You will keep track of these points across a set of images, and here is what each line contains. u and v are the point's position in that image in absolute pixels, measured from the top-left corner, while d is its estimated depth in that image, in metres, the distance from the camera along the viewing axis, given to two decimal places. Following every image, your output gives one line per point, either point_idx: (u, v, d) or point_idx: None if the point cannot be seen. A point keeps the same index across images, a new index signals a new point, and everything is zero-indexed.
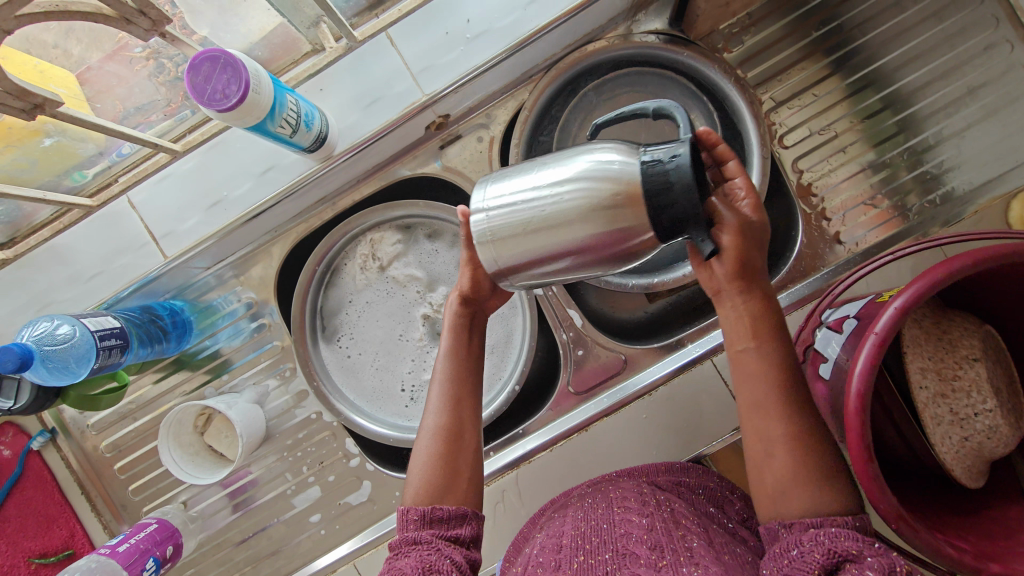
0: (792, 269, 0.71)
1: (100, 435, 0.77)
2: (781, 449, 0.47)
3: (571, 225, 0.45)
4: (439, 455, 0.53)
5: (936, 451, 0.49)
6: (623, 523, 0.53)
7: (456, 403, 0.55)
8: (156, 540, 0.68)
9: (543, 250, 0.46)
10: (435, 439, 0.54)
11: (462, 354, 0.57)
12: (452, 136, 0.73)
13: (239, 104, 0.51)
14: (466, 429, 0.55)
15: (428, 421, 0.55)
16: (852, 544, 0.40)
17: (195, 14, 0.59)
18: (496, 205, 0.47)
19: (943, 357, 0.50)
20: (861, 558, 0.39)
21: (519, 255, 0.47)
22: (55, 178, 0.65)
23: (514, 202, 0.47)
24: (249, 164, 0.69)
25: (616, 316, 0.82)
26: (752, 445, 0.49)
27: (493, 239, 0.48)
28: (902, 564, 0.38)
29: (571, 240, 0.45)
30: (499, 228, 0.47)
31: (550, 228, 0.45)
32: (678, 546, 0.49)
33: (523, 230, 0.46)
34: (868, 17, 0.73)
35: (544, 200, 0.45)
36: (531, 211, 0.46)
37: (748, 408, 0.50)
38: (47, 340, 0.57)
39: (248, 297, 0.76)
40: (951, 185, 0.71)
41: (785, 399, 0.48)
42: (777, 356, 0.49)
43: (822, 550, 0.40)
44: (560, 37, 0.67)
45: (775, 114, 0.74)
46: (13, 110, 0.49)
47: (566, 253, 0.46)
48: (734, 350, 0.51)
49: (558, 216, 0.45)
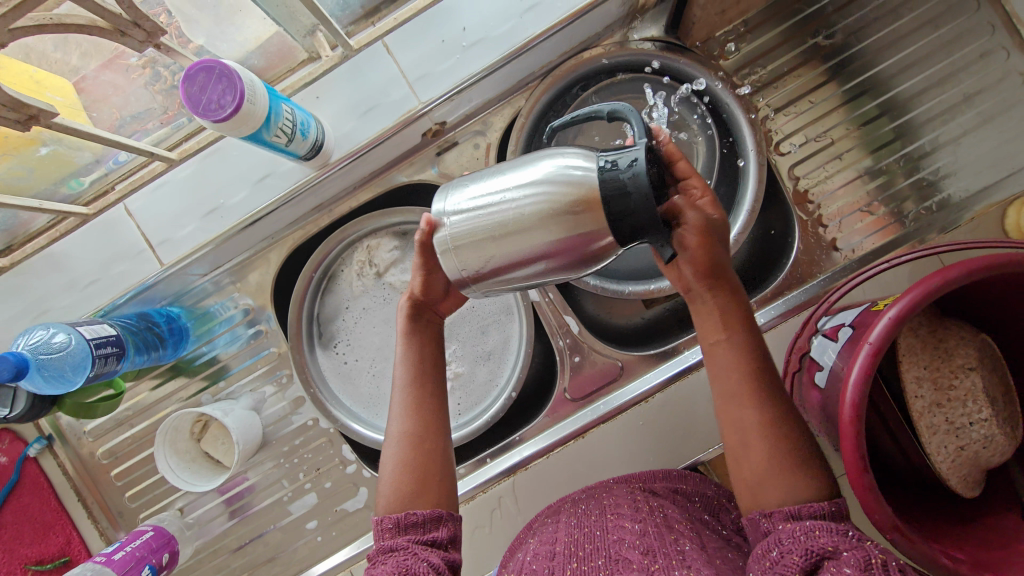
0: (789, 275, 0.71)
1: (97, 442, 0.77)
2: (755, 437, 0.49)
3: (533, 230, 0.45)
4: (409, 460, 0.53)
5: (932, 460, 0.49)
6: (616, 530, 0.53)
7: (419, 405, 0.55)
8: (152, 548, 0.68)
9: (506, 256, 0.47)
10: (402, 444, 0.54)
11: (424, 357, 0.57)
12: (449, 143, 0.73)
13: (234, 114, 0.51)
14: (433, 431, 0.55)
15: (393, 427, 0.55)
16: (828, 540, 0.41)
17: (191, 23, 0.58)
18: (457, 212, 0.47)
19: (939, 366, 0.50)
20: (837, 555, 0.40)
21: (482, 262, 0.48)
22: (51, 186, 0.65)
23: (475, 210, 0.47)
24: (246, 171, 0.69)
25: (614, 323, 0.82)
26: (729, 435, 0.51)
27: (455, 247, 0.48)
28: (876, 554, 0.39)
29: (533, 246, 0.45)
30: (459, 236, 0.47)
31: (511, 234, 0.46)
32: (670, 549, 0.49)
33: (485, 237, 0.46)
34: (864, 24, 0.73)
35: (504, 207, 0.46)
36: (493, 217, 0.46)
37: (723, 398, 0.52)
38: (43, 349, 0.57)
39: (246, 303, 0.77)
40: (948, 192, 0.71)
41: (758, 388, 0.51)
42: (748, 346, 0.52)
43: (801, 551, 0.41)
44: (556, 45, 0.67)
45: (772, 120, 0.74)
46: (8, 121, 0.49)
47: (529, 259, 0.46)
48: (707, 343, 0.54)
49: (519, 222, 0.45)
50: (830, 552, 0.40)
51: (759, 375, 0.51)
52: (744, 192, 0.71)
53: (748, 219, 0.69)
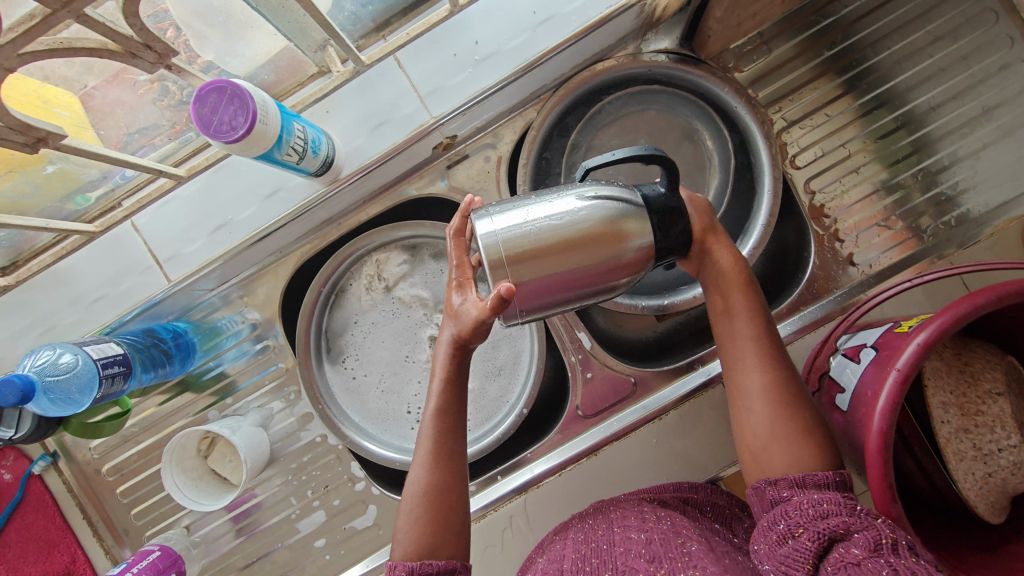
0: (804, 291, 0.70)
1: (103, 458, 0.76)
2: (760, 402, 0.50)
3: (588, 248, 0.47)
4: (426, 516, 0.51)
5: (960, 487, 0.47)
6: (623, 541, 0.52)
7: (444, 458, 0.52)
8: (159, 568, 0.67)
9: (561, 275, 0.48)
10: (424, 498, 0.51)
11: (448, 401, 0.53)
12: (459, 156, 0.72)
13: (246, 136, 0.50)
14: (452, 483, 0.52)
15: (413, 475, 0.53)
16: (840, 522, 0.40)
17: (200, 39, 0.57)
18: (509, 232, 0.47)
19: (966, 391, 0.50)
20: (848, 537, 0.39)
21: (537, 280, 0.47)
22: (56, 203, 0.64)
23: (528, 230, 0.47)
24: (254, 186, 0.69)
25: (626, 336, 0.81)
26: (736, 400, 0.52)
27: (511, 267, 0.47)
28: (888, 534, 0.37)
29: (586, 263, 0.47)
30: (519, 250, 0.47)
31: (567, 253, 0.47)
32: (676, 553, 0.48)
33: (541, 256, 0.47)
34: (881, 37, 0.73)
35: (559, 225, 0.47)
36: (548, 231, 0.47)
37: (730, 365, 0.53)
38: (49, 371, 0.56)
39: (253, 318, 0.76)
40: (966, 207, 0.70)
41: (769, 355, 0.51)
42: (755, 310, 0.53)
43: (812, 534, 0.40)
44: (571, 58, 0.66)
45: (787, 133, 0.73)
46: (14, 144, 0.48)
47: (581, 274, 0.48)
48: (713, 313, 0.55)
49: (581, 238, 0.47)
50: (840, 531, 0.39)
51: (776, 360, 0.51)
52: (758, 207, 0.70)
53: (762, 233, 0.68)
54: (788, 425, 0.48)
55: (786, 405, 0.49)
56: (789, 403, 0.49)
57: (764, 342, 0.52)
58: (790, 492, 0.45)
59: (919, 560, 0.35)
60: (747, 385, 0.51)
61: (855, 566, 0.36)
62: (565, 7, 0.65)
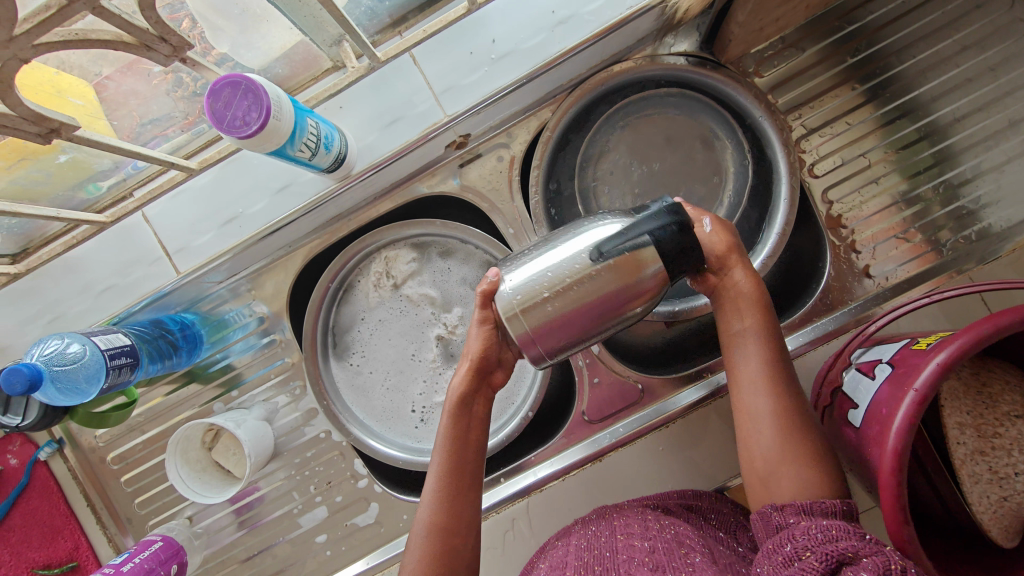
0: (817, 302, 0.69)
1: (108, 447, 0.76)
2: (769, 425, 0.49)
3: (590, 285, 0.47)
4: (430, 555, 0.50)
5: (972, 511, 0.47)
6: (626, 549, 0.51)
7: (455, 496, 0.52)
8: (161, 559, 0.66)
9: (571, 315, 0.48)
10: (429, 538, 0.51)
11: (457, 440, 0.54)
12: (472, 155, 0.71)
13: (259, 132, 0.49)
14: (462, 523, 0.52)
15: (421, 511, 0.53)
16: (848, 547, 0.38)
17: (216, 31, 0.56)
18: (517, 282, 0.49)
19: (983, 412, 0.49)
20: (857, 561, 0.37)
21: (547, 326, 0.48)
22: (68, 191, 0.64)
23: (534, 277, 0.48)
24: (265, 180, 0.69)
25: (632, 341, 0.79)
26: (742, 421, 0.52)
27: (522, 316, 0.48)
28: (897, 559, 0.36)
29: (592, 302, 0.47)
30: (524, 298, 0.48)
31: (571, 293, 0.47)
32: (679, 564, 0.47)
33: (546, 297, 0.48)
34: (907, 45, 0.71)
35: (559, 269, 0.47)
36: (549, 269, 0.48)
37: (737, 385, 0.52)
38: (57, 360, 0.56)
39: (261, 311, 0.75)
40: (987, 221, 0.69)
41: (779, 378, 0.50)
42: (769, 331, 0.52)
43: (820, 556, 0.39)
44: (589, 57, 0.65)
45: (806, 141, 0.72)
46: (28, 134, 0.48)
47: (594, 296, 0.47)
48: (725, 333, 0.54)
49: (580, 265, 0.47)
50: (848, 554, 0.38)
51: (786, 383, 0.50)
52: (774, 215, 0.68)
53: (778, 241, 0.67)
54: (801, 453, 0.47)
55: (799, 431, 0.48)
56: (800, 428, 0.48)
57: (778, 368, 0.51)
58: (795, 517, 0.44)
59: None
60: (755, 406, 0.50)
61: None
62: (585, 7, 0.64)
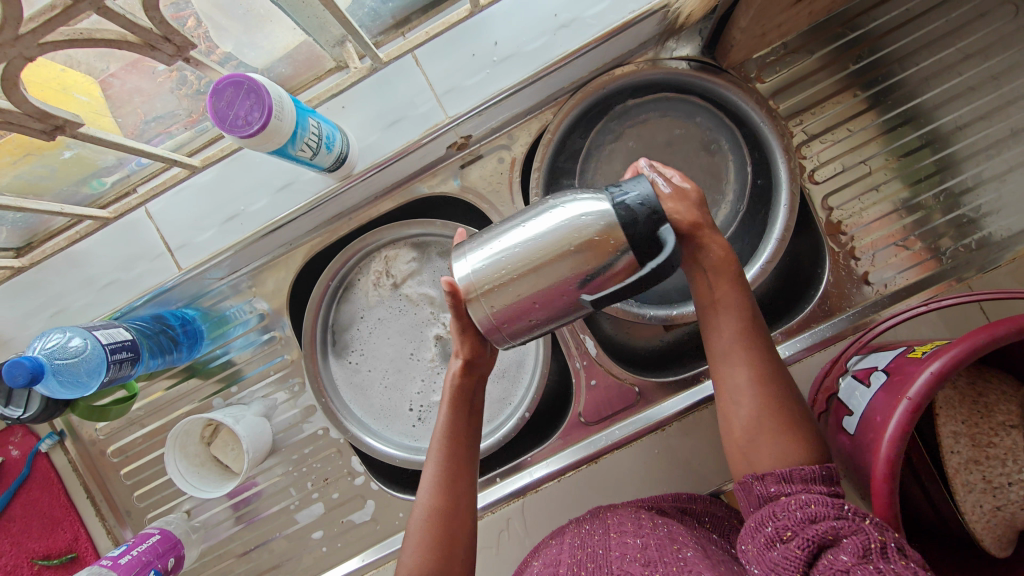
0: (815, 308, 0.69)
1: (108, 440, 0.77)
2: (746, 398, 0.49)
3: (552, 271, 0.45)
4: (428, 540, 0.51)
5: (965, 519, 0.47)
6: (618, 547, 0.51)
7: (452, 481, 0.53)
8: (158, 552, 0.67)
9: (534, 299, 0.47)
10: (428, 525, 0.52)
11: (456, 433, 0.54)
12: (473, 156, 0.71)
13: (261, 131, 0.50)
14: (460, 512, 0.53)
15: (420, 501, 0.53)
16: (828, 526, 0.38)
17: (220, 30, 0.57)
18: (478, 262, 0.47)
19: (977, 422, 0.49)
20: (838, 542, 0.38)
21: (508, 309, 0.47)
22: (73, 186, 0.65)
23: (494, 262, 0.47)
24: (268, 178, 0.69)
25: (631, 344, 0.80)
26: (721, 396, 0.51)
27: (481, 298, 0.47)
28: (876, 538, 0.37)
29: (556, 289, 0.46)
30: (482, 284, 0.47)
31: (533, 277, 0.46)
32: (670, 558, 0.47)
33: (504, 285, 0.47)
34: (910, 52, 0.71)
35: (523, 252, 0.46)
36: (509, 257, 0.46)
37: (715, 359, 0.52)
38: (58, 354, 0.56)
39: (262, 308, 0.76)
40: (988, 230, 0.69)
41: (755, 350, 0.50)
42: (744, 303, 0.51)
43: (801, 540, 0.39)
44: (591, 61, 0.65)
45: (806, 147, 0.72)
46: (33, 130, 0.49)
47: (554, 287, 0.46)
48: (702, 306, 0.54)
49: (543, 257, 0.45)
50: (829, 537, 0.38)
51: (762, 354, 0.50)
52: (774, 221, 0.68)
53: (776, 248, 0.67)
54: (776, 423, 0.47)
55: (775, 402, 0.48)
56: (777, 401, 0.48)
57: (755, 341, 0.50)
58: (777, 488, 0.44)
59: (909, 564, 0.34)
60: (733, 380, 0.50)
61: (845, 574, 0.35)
62: (588, 10, 0.65)
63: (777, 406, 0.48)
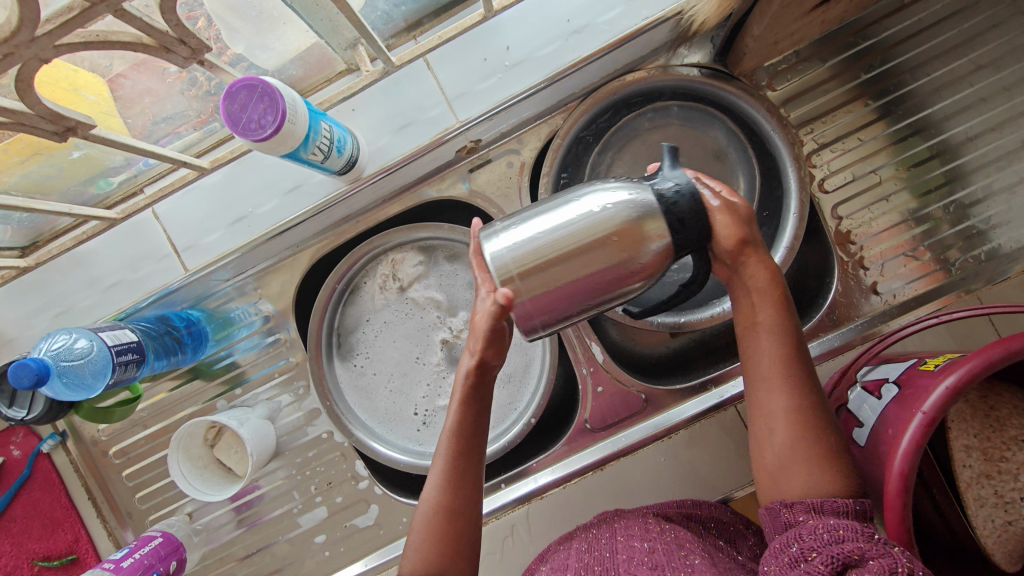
0: (824, 318, 0.69)
1: (110, 441, 0.76)
2: (783, 422, 0.48)
3: (594, 253, 0.46)
4: (433, 538, 0.49)
5: (976, 533, 0.47)
6: (625, 550, 0.51)
7: (459, 477, 0.51)
8: (160, 555, 0.67)
9: (568, 285, 0.47)
10: (432, 517, 0.50)
11: (468, 423, 0.52)
12: (482, 161, 0.71)
13: (274, 135, 0.49)
14: (466, 508, 0.51)
15: (427, 493, 0.51)
16: (855, 549, 0.38)
17: (232, 32, 0.56)
18: (517, 245, 0.48)
19: (990, 436, 0.49)
20: (863, 563, 0.37)
21: (541, 296, 0.48)
22: (79, 185, 0.65)
23: (535, 244, 0.47)
24: (276, 180, 0.69)
25: (637, 349, 0.80)
26: (758, 417, 0.51)
27: (519, 281, 0.48)
28: (904, 563, 0.36)
29: (598, 268, 0.47)
30: (520, 265, 0.47)
31: (572, 263, 0.47)
32: (678, 564, 0.47)
33: (543, 266, 0.47)
34: (921, 62, 0.71)
35: (561, 235, 0.47)
36: (551, 238, 0.47)
37: (753, 381, 0.51)
38: (64, 355, 0.55)
39: (267, 310, 0.75)
40: (997, 242, 0.69)
41: (795, 374, 0.49)
42: (787, 326, 0.50)
43: (825, 558, 0.38)
44: (603, 67, 0.65)
45: (817, 156, 0.72)
46: (44, 131, 0.48)
47: (600, 270, 0.47)
48: (741, 328, 0.53)
49: (588, 236, 0.46)
50: (854, 557, 0.38)
51: (801, 378, 0.49)
52: (782, 230, 0.68)
53: (785, 256, 0.67)
54: (809, 450, 0.47)
55: (812, 428, 0.47)
56: (814, 429, 0.47)
57: (794, 365, 0.49)
58: (805, 516, 0.44)
59: None
60: (769, 404, 0.49)
61: None
62: (600, 16, 0.64)
63: (813, 436, 0.47)
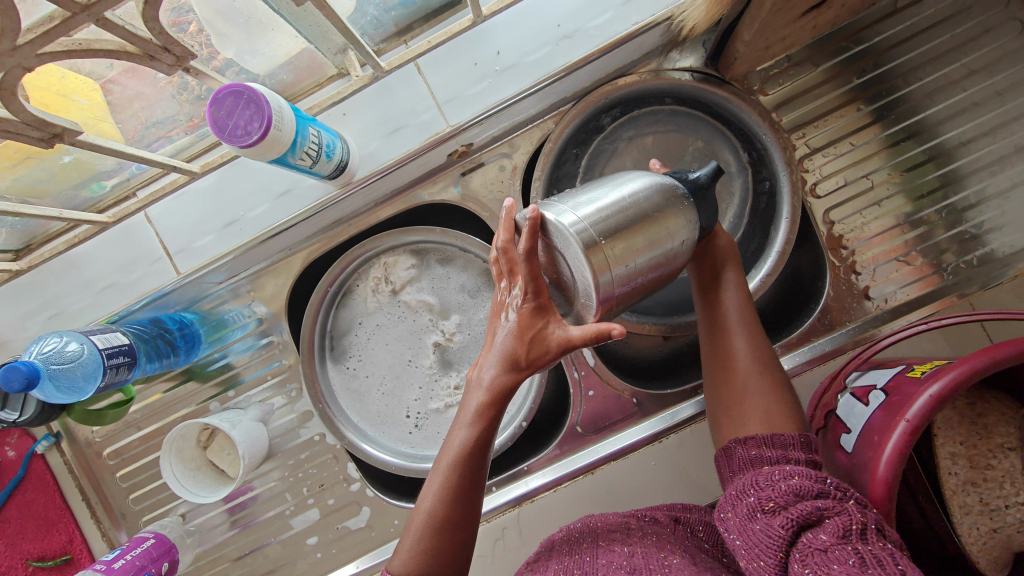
0: (816, 322, 0.69)
1: (104, 442, 0.77)
2: (741, 365, 0.56)
3: (662, 224, 0.47)
4: (427, 544, 0.48)
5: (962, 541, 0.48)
6: (606, 554, 0.51)
7: (459, 490, 0.49)
8: (152, 556, 0.67)
9: (642, 259, 0.46)
10: (429, 525, 0.49)
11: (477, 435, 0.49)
12: (475, 164, 0.71)
13: (260, 141, 0.50)
14: (462, 520, 0.50)
15: (424, 499, 0.50)
16: (811, 508, 0.39)
17: (221, 37, 0.57)
18: (592, 213, 0.45)
19: (976, 443, 0.49)
20: (820, 523, 0.38)
21: (621, 270, 0.45)
22: (71, 189, 0.65)
23: (608, 213, 0.46)
24: (268, 184, 0.69)
25: (629, 353, 0.79)
26: (717, 364, 0.57)
27: (605, 251, 0.44)
28: (859, 520, 0.37)
29: (664, 242, 0.48)
30: (604, 234, 0.44)
31: (645, 234, 0.46)
32: (656, 565, 0.48)
33: (625, 236, 0.45)
34: (914, 66, 0.71)
35: (630, 205, 0.47)
36: (623, 208, 0.46)
37: (713, 331, 0.58)
38: (55, 359, 0.56)
39: (260, 312, 0.76)
40: (991, 246, 0.68)
41: (749, 324, 0.57)
42: (741, 284, 0.58)
43: (783, 520, 0.40)
44: (593, 71, 0.65)
45: (809, 161, 0.71)
46: (31, 138, 0.49)
47: (666, 243, 0.48)
48: (704, 289, 0.59)
49: (655, 207, 0.47)
50: (812, 516, 0.39)
51: (754, 326, 0.57)
52: (774, 234, 0.68)
53: (776, 261, 0.67)
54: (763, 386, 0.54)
55: (764, 368, 0.55)
56: (767, 369, 0.55)
57: (748, 316, 0.57)
58: (757, 450, 0.50)
59: (886, 546, 0.35)
60: (728, 350, 0.57)
61: (823, 552, 0.36)
62: (591, 21, 0.65)
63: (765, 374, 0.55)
